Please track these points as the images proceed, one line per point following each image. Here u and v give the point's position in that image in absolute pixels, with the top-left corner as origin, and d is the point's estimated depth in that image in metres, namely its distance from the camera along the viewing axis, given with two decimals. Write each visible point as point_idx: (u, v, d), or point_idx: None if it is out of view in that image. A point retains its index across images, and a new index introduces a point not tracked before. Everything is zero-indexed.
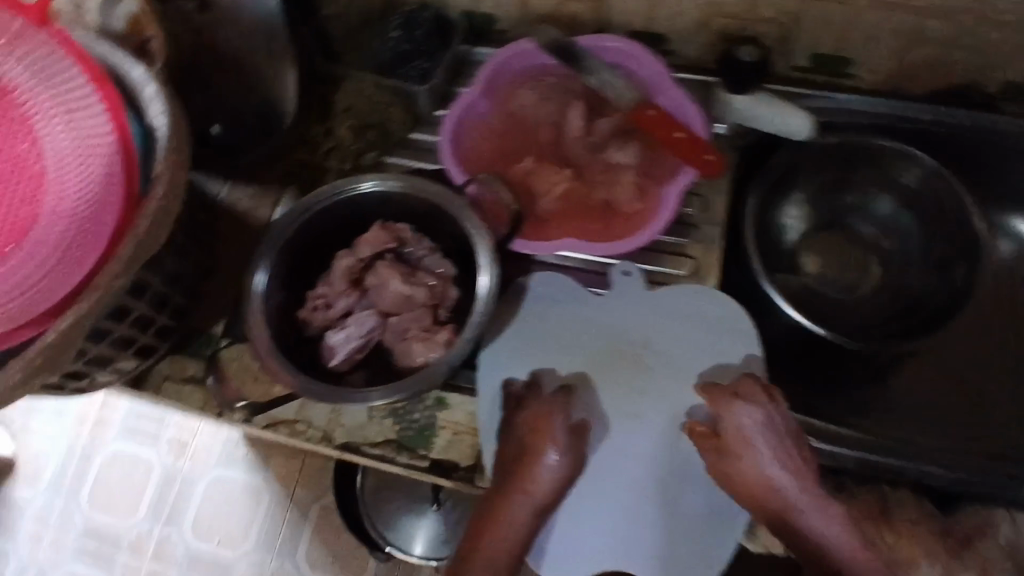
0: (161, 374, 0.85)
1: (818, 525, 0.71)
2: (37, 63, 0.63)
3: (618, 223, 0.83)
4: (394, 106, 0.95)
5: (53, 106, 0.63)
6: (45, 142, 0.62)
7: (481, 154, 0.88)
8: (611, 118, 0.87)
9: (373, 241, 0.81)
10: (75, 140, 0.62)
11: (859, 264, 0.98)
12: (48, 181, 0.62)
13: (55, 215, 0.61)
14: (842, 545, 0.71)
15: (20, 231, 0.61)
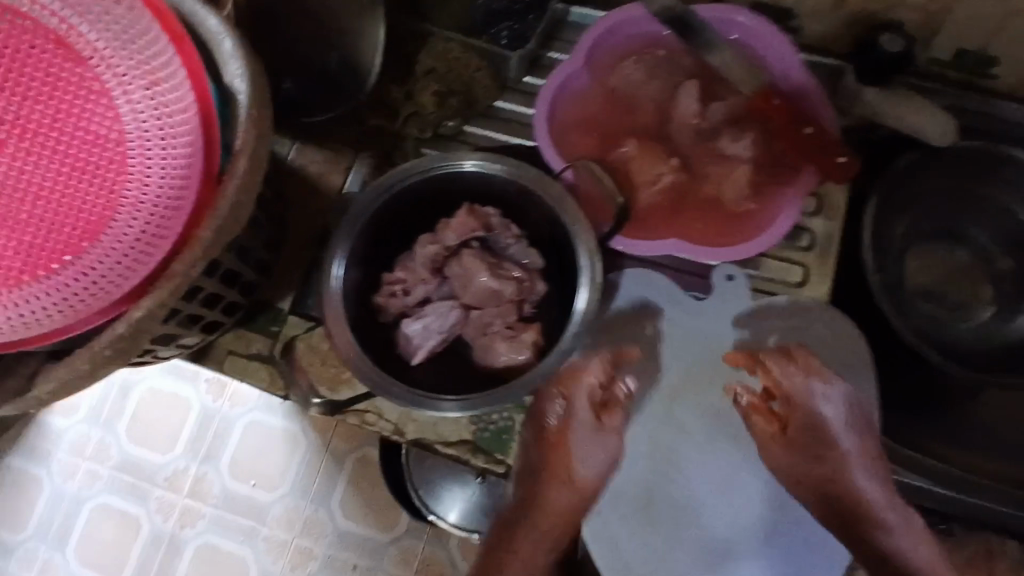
0: (225, 348, 0.81)
1: (871, 497, 0.78)
2: (110, 17, 0.54)
3: (726, 225, 0.76)
4: (482, 69, 0.86)
5: (132, 73, 0.54)
6: (123, 117, 0.54)
7: (577, 135, 0.80)
8: (725, 104, 0.78)
9: (461, 227, 0.73)
10: (160, 117, 0.54)
11: (968, 283, 0.89)
12: (128, 166, 0.54)
13: (138, 207, 0.54)
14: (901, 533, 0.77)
15: (93, 226, 0.53)
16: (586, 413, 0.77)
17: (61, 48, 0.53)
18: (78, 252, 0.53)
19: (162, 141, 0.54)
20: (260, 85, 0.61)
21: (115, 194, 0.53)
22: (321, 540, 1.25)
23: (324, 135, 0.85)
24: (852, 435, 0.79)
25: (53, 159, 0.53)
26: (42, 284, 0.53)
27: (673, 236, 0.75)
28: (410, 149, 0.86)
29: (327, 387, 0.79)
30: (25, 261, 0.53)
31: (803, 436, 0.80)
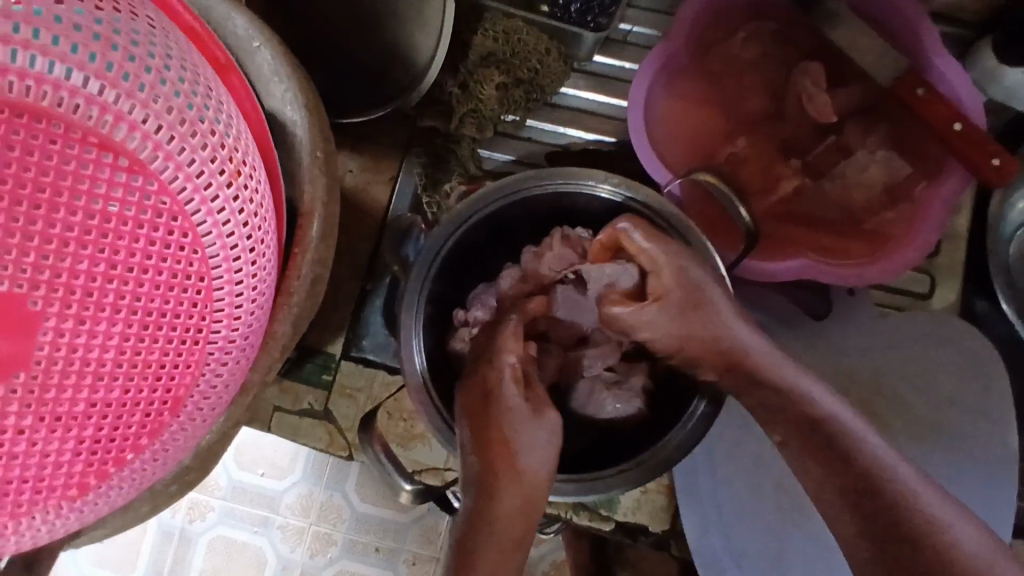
0: (270, 403, 0.69)
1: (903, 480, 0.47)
2: (168, 89, 0.37)
3: (851, 236, 0.66)
4: (551, 51, 0.70)
5: (207, 171, 0.38)
6: (205, 239, 0.39)
7: (678, 131, 0.67)
8: (849, 92, 0.67)
9: (561, 258, 0.61)
10: (244, 221, 0.40)
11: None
12: (214, 300, 0.40)
13: (228, 350, 0.41)
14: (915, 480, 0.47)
15: (174, 391, 0.40)
16: (513, 400, 0.52)
17: (112, 156, 0.36)
18: (160, 428, 0.40)
19: (251, 252, 0.40)
20: (319, 114, 0.47)
21: (199, 342, 0.40)
22: (343, 527, 0.95)
23: (359, 138, 0.73)
24: (760, 344, 0.55)
25: (119, 322, 0.37)
26: (115, 480, 0.40)
27: (806, 252, 0.64)
28: (467, 152, 0.72)
29: (396, 441, 0.68)
30: (84, 462, 0.38)
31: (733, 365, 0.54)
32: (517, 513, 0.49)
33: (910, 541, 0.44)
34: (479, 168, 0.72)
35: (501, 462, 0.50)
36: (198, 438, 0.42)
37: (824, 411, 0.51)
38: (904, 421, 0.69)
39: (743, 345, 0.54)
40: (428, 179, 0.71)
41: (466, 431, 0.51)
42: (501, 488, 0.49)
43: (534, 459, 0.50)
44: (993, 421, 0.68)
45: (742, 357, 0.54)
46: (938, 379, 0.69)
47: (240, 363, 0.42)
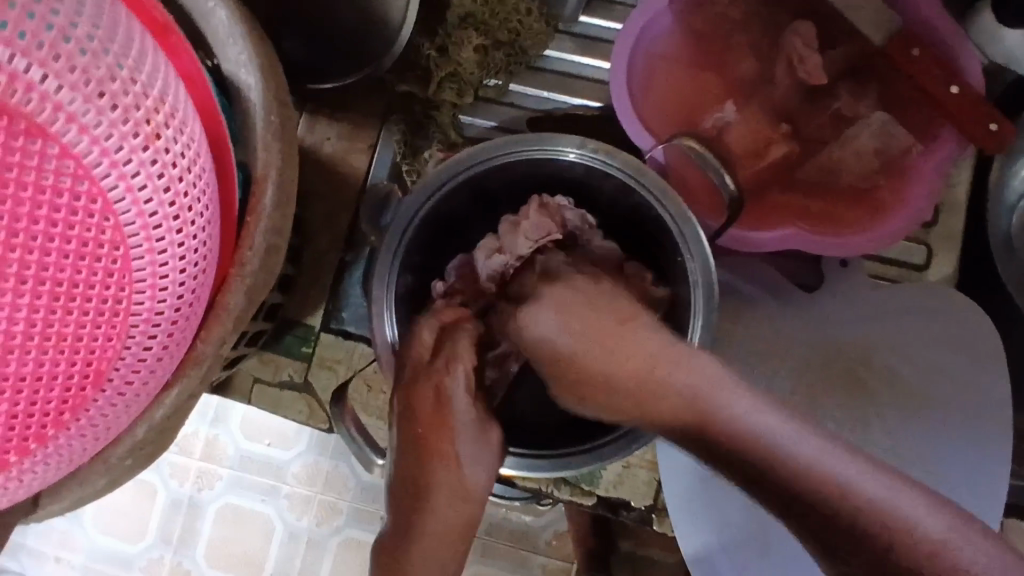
0: (249, 375, 0.69)
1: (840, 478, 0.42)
2: (72, 47, 0.36)
3: (842, 204, 0.64)
4: (532, 12, 0.68)
5: (117, 133, 0.37)
6: (118, 206, 0.38)
7: (667, 95, 0.65)
8: (842, 51, 0.64)
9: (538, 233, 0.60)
10: (165, 186, 0.38)
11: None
12: (133, 271, 0.39)
13: (155, 323, 0.40)
14: (852, 477, 0.42)
15: (96, 364, 0.40)
16: (461, 413, 0.53)
17: (7, 119, 0.36)
18: (82, 403, 0.40)
19: (176, 220, 0.39)
20: (277, 79, 0.46)
21: (121, 314, 0.39)
22: (349, 497, 0.91)
23: (338, 105, 0.71)
24: (648, 350, 0.48)
25: (26, 292, 0.37)
26: (38, 455, 0.39)
27: (792, 221, 0.62)
28: (447, 119, 0.70)
29: (374, 416, 0.67)
30: (3, 437, 0.38)
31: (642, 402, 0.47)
32: (450, 514, 0.51)
33: (853, 547, 0.41)
34: (458, 136, 0.70)
35: (439, 467, 0.52)
36: (133, 413, 0.41)
37: (755, 438, 0.44)
38: (896, 395, 0.67)
39: (634, 362, 0.48)
40: (407, 146, 0.70)
41: (400, 435, 0.53)
42: (435, 492, 0.51)
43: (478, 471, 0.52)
44: (987, 397, 0.66)
45: (646, 379, 0.47)
46: (933, 353, 0.67)
47: (172, 337, 0.41)
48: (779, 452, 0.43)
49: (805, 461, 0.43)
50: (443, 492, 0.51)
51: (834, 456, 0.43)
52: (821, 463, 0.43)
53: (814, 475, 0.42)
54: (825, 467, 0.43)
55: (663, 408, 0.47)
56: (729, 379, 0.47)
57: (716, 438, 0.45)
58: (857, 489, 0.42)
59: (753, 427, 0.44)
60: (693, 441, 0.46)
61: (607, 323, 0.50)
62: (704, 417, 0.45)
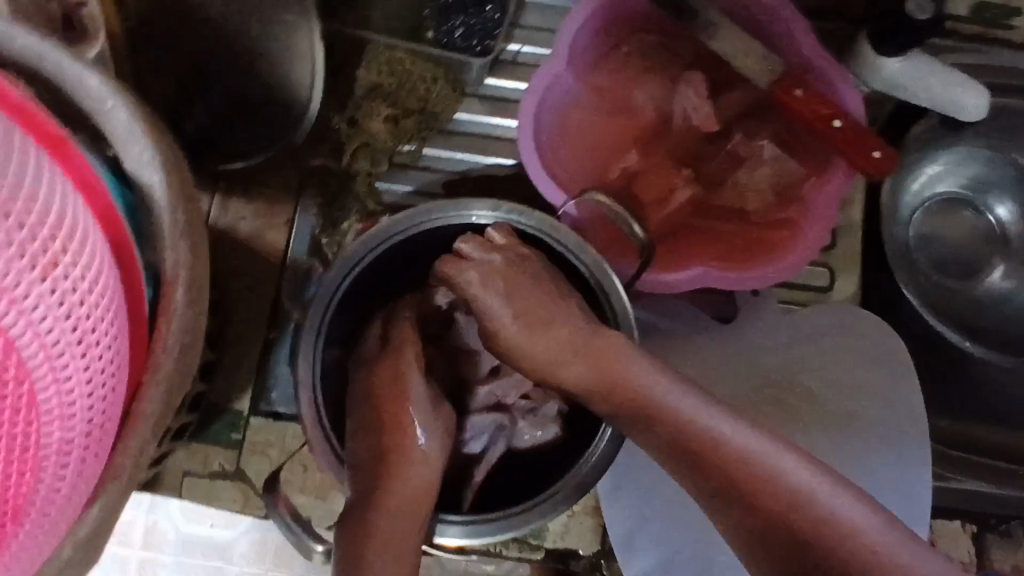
0: (178, 470, 0.66)
1: (736, 442, 0.50)
2: None
3: (748, 237, 0.67)
4: (438, 79, 0.69)
5: (13, 269, 0.36)
6: (18, 342, 0.36)
7: (575, 149, 0.68)
8: (735, 95, 0.68)
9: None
10: (66, 313, 0.38)
11: (991, 249, 0.77)
12: (40, 404, 0.38)
13: (69, 451, 0.39)
14: (749, 443, 0.50)
15: (11, 500, 0.38)
16: (421, 394, 0.55)
17: None
18: (0, 540, 0.38)
19: (79, 345, 0.38)
20: (180, 175, 0.46)
21: (31, 449, 0.38)
22: None
23: (251, 182, 0.70)
24: (592, 330, 0.54)
25: None
26: None
27: (703, 260, 0.65)
28: (363, 185, 0.70)
29: (313, 496, 0.66)
30: None
31: (571, 353, 0.54)
32: (419, 493, 0.52)
33: (773, 531, 0.47)
34: (378, 204, 0.69)
35: (396, 456, 0.53)
36: (54, 543, 0.40)
37: (673, 410, 0.51)
38: (819, 413, 0.70)
39: (579, 338, 0.54)
40: (325, 216, 0.70)
41: (361, 421, 0.54)
42: (398, 475, 0.52)
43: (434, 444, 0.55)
44: (902, 407, 0.69)
45: (575, 349, 0.54)
46: (846, 370, 0.70)
47: (86, 462, 0.40)
48: (699, 426, 0.50)
49: (716, 432, 0.50)
50: (409, 474, 0.52)
51: (734, 427, 0.50)
52: (719, 430, 0.50)
53: (716, 446, 0.50)
54: (718, 432, 0.50)
55: (589, 369, 0.53)
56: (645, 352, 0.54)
57: (634, 405, 0.52)
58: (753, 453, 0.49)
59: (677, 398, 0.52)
60: (621, 403, 0.53)
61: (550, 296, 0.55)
62: (619, 380, 0.53)
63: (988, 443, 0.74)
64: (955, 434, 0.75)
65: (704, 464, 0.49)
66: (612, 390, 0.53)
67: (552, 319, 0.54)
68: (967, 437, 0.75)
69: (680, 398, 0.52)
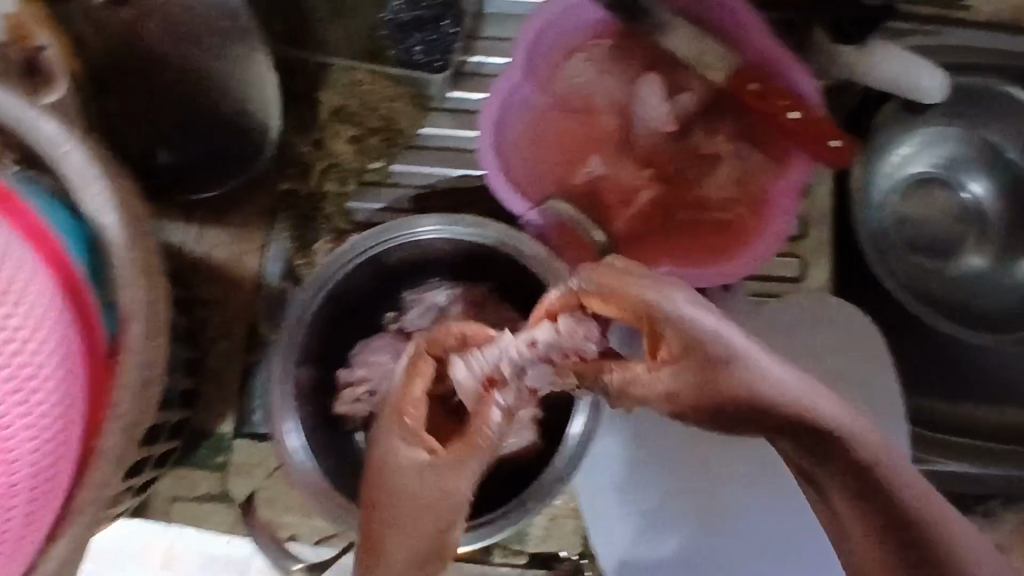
0: (168, 495, 0.68)
1: (921, 491, 0.37)
2: None
3: (712, 236, 0.67)
4: (400, 98, 0.72)
5: None
6: None
7: (537, 157, 0.68)
8: (691, 94, 0.69)
9: (568, 339, 0.43)
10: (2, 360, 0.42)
11: (966, 229, 0.78)
12: None
13: (15, 486, 0.43)
14: (924, 505, 0.37)
15: None
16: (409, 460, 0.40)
17: None
18: None
19: (14, 387, 0.42)
20: (137, 214, 0.47)
21: None
22: None
23: (223, 210, 0.72)
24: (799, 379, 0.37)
25: None
26: None
27: (663, 262, 0.66)
28: (333, 206, 0.71)
29: (296, 513, 0.67)
30: None
31: (726, 404, 0.37)
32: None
33: None
34: (349, 222, 0.71)
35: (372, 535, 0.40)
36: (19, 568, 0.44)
37: (862, 445, 0.36)
38: None
39: (788, 401, 0.36)
40: (299, 238, 0.71)
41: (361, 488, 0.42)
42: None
43: (406, 550, 0.38)
44: (877, 395, 0.69)
45: (755, 399, 0.36)
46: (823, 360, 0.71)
47: (35, 496, 0.43)
48: (882, 462, 0.37)
49: (895, 465, 0.37)
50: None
51: (910, 470, 0.38)
52: (904, 473, 0.37)
53: (904, 490, 0.37)
54: (902, 473, 0.37)
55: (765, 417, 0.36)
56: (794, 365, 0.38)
57: (816, 442, 0.37)
58: (933, 507, 0.37)
59: (888, 468, 0.37)
60: (798, 449, 0.37)
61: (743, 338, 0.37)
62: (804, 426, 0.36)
63: (970, 424, 0.75)
64: (939, 416, 0.76)
65: (875, 506, 0.37)
66: (790, 429, 0.36)
67: (757, 374, 0.36)
68: (946, 420, 0.75)
69: (871, 428, 0.38)
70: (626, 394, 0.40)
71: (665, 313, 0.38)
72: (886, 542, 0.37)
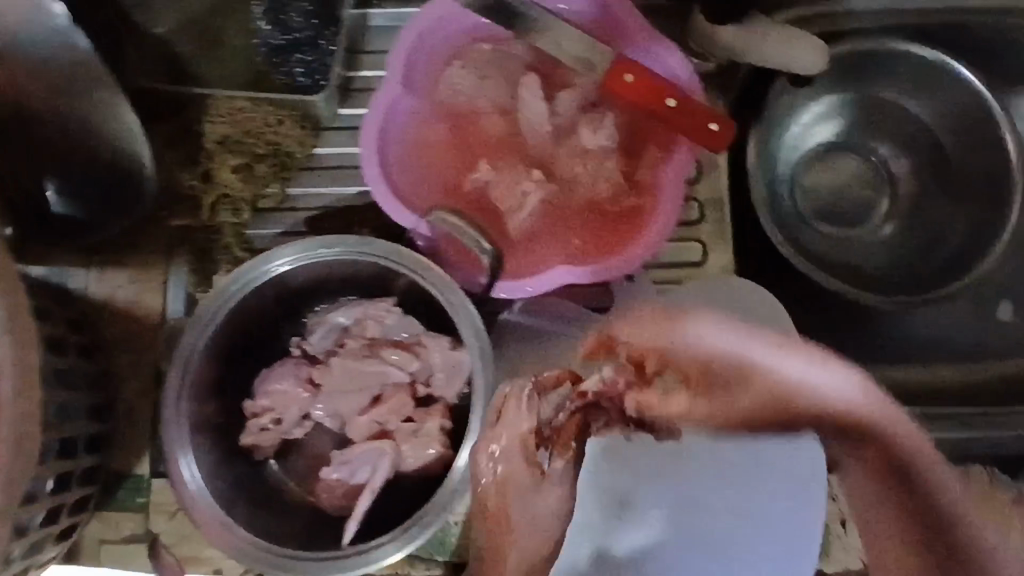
0: (91, 542, 0.68)
1: (943, 488, 0.52)
2: None
3: (600, 230, 0.68)
4: (284, 120, 0.70)
5: None
6: None
7: (423, 170, 0.68)
8: (574, 90, 0.69)
9: (610, 377, 0.60)
10: None
11: (877, 193, 0.80)
12: None
13: None
14: (951, 488, 0.52)
15: None
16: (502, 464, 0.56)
17: None
18: None
19: None
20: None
21: None
22: None
23: (124, 251, 0.72)
24: (790, 358, 0.55)
25: None
26: None
27: (554, 260, 0.67)
28: (230, 236, 0.71)
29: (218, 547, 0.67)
30: None
31: (782, 393, 0.56)
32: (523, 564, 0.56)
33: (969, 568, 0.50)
34: (247, 250, 0.71)
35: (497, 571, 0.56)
36: None
37: (889, 430, 0.53)
38: None
39: (844, 413, 0.54)
40: (200, 272, 0.71)
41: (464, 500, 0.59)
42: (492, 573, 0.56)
43: (519, 554, 0.56)
44: None
45: (774, 396, 0.56)
46: None
47: None
48: (897, 441, 0.53)
49: (912, 461, 0.53)
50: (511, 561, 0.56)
51: (944, 476, 0.52)
52: (932, 471, 0.53)
53: (927, 488, 0.52)
54: (936, 471, 0.52)
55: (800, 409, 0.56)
56: (858, 378, 0.54)
57: (818, 425, 0.56)
58: (945, 492, 0.52)
59: (924, 464, 0.53)
60: (825, 433, 0.57)
61: (762, 348, 0.56)
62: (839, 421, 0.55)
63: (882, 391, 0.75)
64: None
65: (916, 491, 0.52)
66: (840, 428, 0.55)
67: (786, 379, 0.55)
68: None
69: (906, 434, 0.53)
70: (674, 418, 0.59)
71: (702, 341, 0.58)
72: (912, 523, 0.53)
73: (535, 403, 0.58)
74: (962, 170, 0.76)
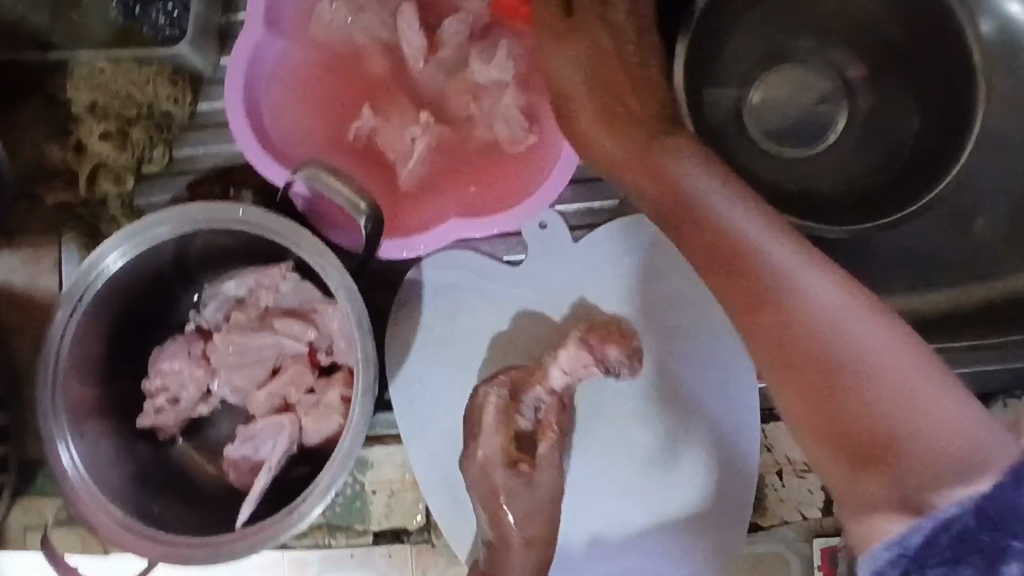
0: (18, 529, 0.68)
1: (816, 298, 0.43)
2: None
3: (497, 178, 0.62)
4: (150, 76, 0.64)
5: None
6: None
7: (303, 122, 0.62)
8: (459, 17, 0.62)
9: (573, 364, 0.61)
10: None
11: (834, 106, 0.70)
12: None
13: None
14: (825, 302, 0.43)
15: None
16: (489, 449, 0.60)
17: None
18: None
19: None
20: None
21: None
22: None
23: (10, 231, 0.68)
24: (670, 154, 0.51)
25: None
26: None
27: (450, 213, 0.61)
28: (118, 208, 0.66)
29: None
30: None
31: (651, 151, 0.51)
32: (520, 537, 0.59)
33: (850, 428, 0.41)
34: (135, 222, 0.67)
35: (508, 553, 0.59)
36: None
37: (739, 232, 0.46)
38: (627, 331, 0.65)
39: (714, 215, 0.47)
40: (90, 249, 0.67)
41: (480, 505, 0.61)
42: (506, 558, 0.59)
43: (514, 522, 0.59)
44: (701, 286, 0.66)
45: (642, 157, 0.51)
46: (660, 278, 0.66)
47: None
48: (767, 255, 0.45)
49: (776, 266, 0.44)
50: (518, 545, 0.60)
51: (829, 290, 0.43)
52: (807, 286, 0.43)
53: (799, 302, 0.43)
54: (807, 287, 0.43)
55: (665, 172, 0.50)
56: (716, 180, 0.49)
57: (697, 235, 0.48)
58: (825, 317, 0.43)
59: (780, 267, 0.44)
60: (697, 253, 0.48)
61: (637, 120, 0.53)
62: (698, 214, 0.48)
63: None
64: None
65: (775, 297, 0.43)
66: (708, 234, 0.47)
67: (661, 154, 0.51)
68: None
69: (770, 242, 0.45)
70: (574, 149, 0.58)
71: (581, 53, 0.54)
72: (780, 348, 0.43)
73: (507, 411, 0.61)
74: (916, 71, 0.68)
